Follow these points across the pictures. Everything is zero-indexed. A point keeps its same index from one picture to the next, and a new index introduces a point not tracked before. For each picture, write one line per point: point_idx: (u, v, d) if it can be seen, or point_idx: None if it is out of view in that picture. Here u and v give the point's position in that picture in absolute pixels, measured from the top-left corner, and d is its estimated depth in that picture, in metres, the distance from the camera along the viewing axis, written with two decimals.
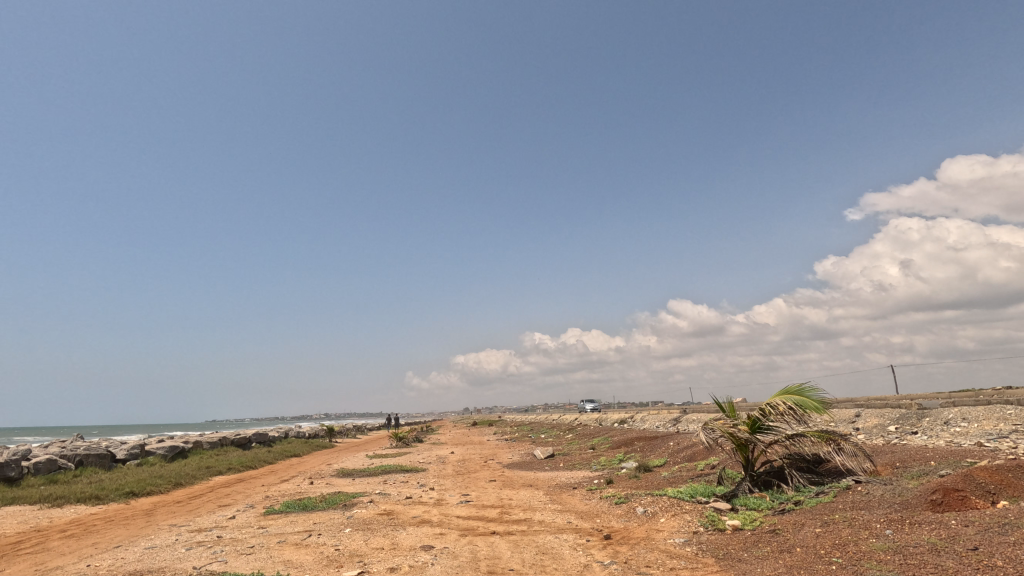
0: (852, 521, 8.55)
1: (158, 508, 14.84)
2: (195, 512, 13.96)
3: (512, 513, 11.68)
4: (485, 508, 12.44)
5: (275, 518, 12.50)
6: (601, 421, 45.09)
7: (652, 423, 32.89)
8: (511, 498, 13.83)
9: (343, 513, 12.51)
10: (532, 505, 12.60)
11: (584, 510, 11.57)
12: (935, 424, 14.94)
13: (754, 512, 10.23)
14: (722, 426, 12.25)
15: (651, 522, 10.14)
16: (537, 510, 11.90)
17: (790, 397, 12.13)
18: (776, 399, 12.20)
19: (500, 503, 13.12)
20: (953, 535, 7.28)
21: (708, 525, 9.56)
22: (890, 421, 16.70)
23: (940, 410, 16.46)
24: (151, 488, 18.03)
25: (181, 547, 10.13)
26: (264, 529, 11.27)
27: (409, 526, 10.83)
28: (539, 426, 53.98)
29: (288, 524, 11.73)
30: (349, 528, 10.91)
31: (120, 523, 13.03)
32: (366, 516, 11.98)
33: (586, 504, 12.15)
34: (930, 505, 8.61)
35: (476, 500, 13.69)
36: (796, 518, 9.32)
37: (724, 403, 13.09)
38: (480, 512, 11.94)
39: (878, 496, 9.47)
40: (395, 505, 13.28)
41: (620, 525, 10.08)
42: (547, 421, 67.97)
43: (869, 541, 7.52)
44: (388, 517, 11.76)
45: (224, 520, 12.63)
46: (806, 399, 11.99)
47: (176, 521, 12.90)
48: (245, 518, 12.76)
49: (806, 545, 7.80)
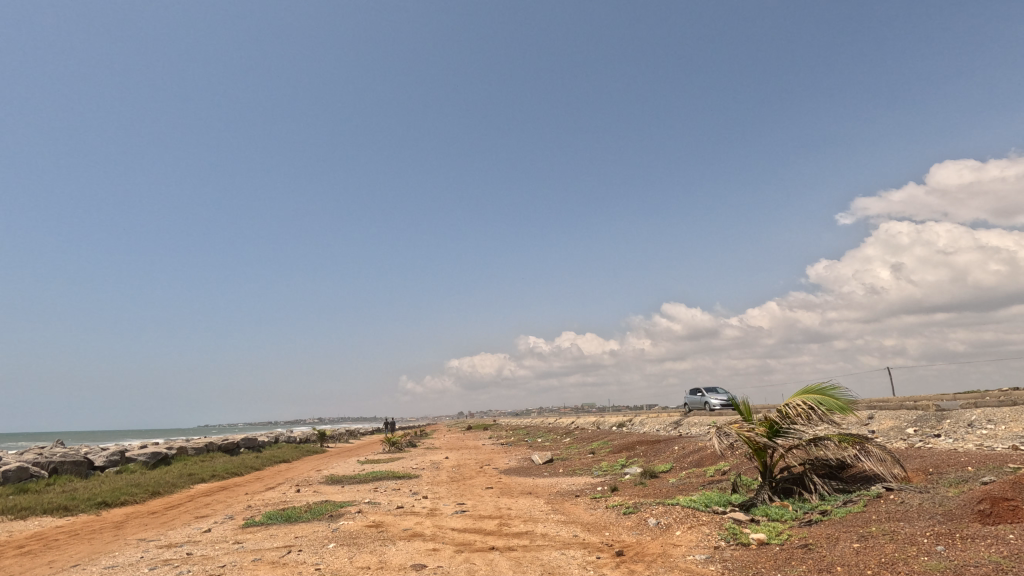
0: (893, 535, 7.66)
1: (130, 520, 13.78)
2: (168, 525, 12.93)
3: (512, 525, 10.73)
4: (482, 519, 11.48)
5: (253, 531, 11.51)
6: (599, 425, 44.13)
7: (654, 427, 31.73)
8: (509, 508, 12.84)
9: (328, 526, 11.52)
10: (533, 516, 11.66)
11: (591, 521, 10.63)
12: (958, 426, 14.09)
13: (778, 524, 9.33)
14: (739, 431, 11.32)
15: (666, 535, 9.22)
16: (539, 521, 10.96)
17: (810, 397, 11.31)
18: (794, 399, 11.42)
19: (498, 514, 12.16)
20: (1017, 553, 6.39)
21: (730, 539, 8.66)
22: (908, 424, 15.82)
23: (962, 411, 15.60)
24: (126, 498, 16.96)
25: (144, 566, 9.10)
26: (239, 545, 10.29)
27: (400, 540, 9.88)
28: (537, 431, 52.55)
29: (267, 538, 10.72)
30: (333, 543, 9.93)
31: (86, 537, 12.01)
32: (352, 529, 11.01)
33: (592, 515, 11.19)
34: (979, 517, 7.73)
35: (473, 510, 12.71)
36: (827, 531, 8.43)
37: (740, 404, 12.15)
38: (477, 524, 10.98)
39: (917, 505, 8.59)
40: (384, 516, 12.27)
41: (633, 539, 9.16)
42: (542, 424, 67.14)
43: (920, 560, 6.62)
44: (377, 530, 10.78)
45: (198, 534, 11.62)
46: (828, 399, 11.16)
47: (146, 535, 11.88)
48: (220, 532, 11.73)
49: (848, 564, 6.89)
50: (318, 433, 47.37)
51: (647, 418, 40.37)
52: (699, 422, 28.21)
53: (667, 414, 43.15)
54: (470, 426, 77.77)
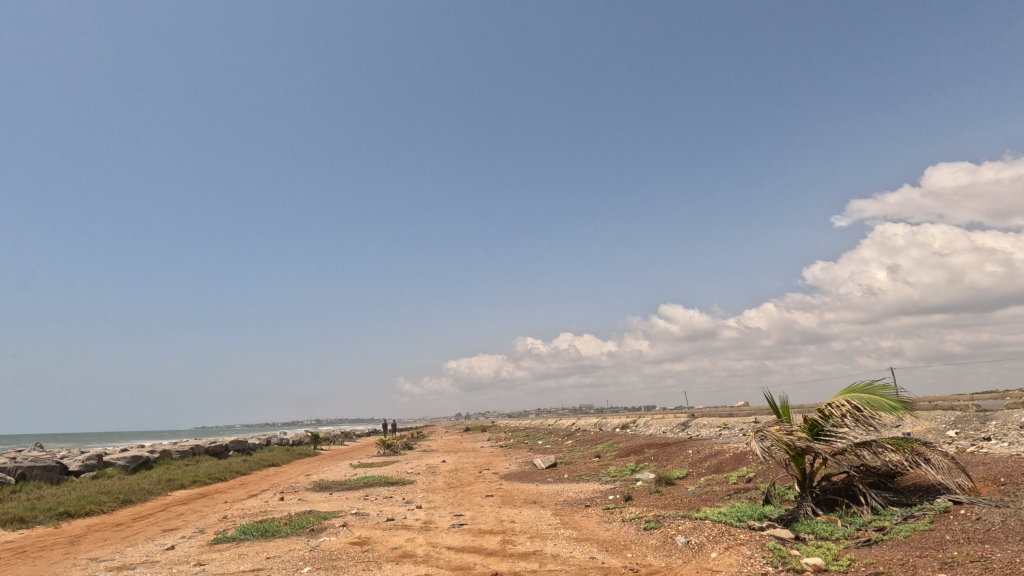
0: (986, 562, 6.28)
1: (88, 535, 12.34)
2: (130, 541, 11.56)
3: (518, 544, 9.32)
4: (482, 536, 10.08)
5: (220, 550, 10.05)
6: (601, 426, 42.78)
7: (659, 430, 30.21)
8: (513, 521, 11.40)
9: (306, 543, 10.11)
10: (540, 531, 10.24)
11: (608, 539, 9.22)
12: (1009, 428, 12.71)
13: (830, 544, 7.97)
14: (777, 432, 9.92)
15: (700, 559, 7.81)
16: (548, 539, 9.55)
17: (857, 395, 9.95)
18: (838, 398, 10.10)
19: (501, 528, 10.75)
20: None
21: (779, 563, 7.28)
22: (948, 425, 14.41)
23: (1009, 412, 14.20)
24: (92, 508, 15.51)
25: None
26: (200, 568, 8.87)
27: (387, 563, 8.47)
28: (537, 432, 51.30)
29: (233, 560, 9.26)
30: (308, 567, 8.50)
31: (31, 556, 10.58)
32: (333, 547, 9.58)
33: (608, 531, 9.77)
34: None
35: (471, 524, 11.28)
36: (898, 556, 7.07)
37: (776, 404, 10.79)
38: (476, 542, 9.56)
39: (1001, 524, 7.22)
40: (372, 530, 10.88)
41: (660, 563, 7.76)
42: (541, 425, 65.76)
43: None
44: (361, 550, 9.35)
45: (158, 552, 10.25)
46: (877, 398, 9.71)
47: (100, 553, 10.48)
48: (183, 550, 10.32)
49: None
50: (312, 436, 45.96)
51: (651, 419, 38.91)
52: (709, 424, 26.64)
53: (671, 415, 41.60)
54: (468, 428, 75.91)
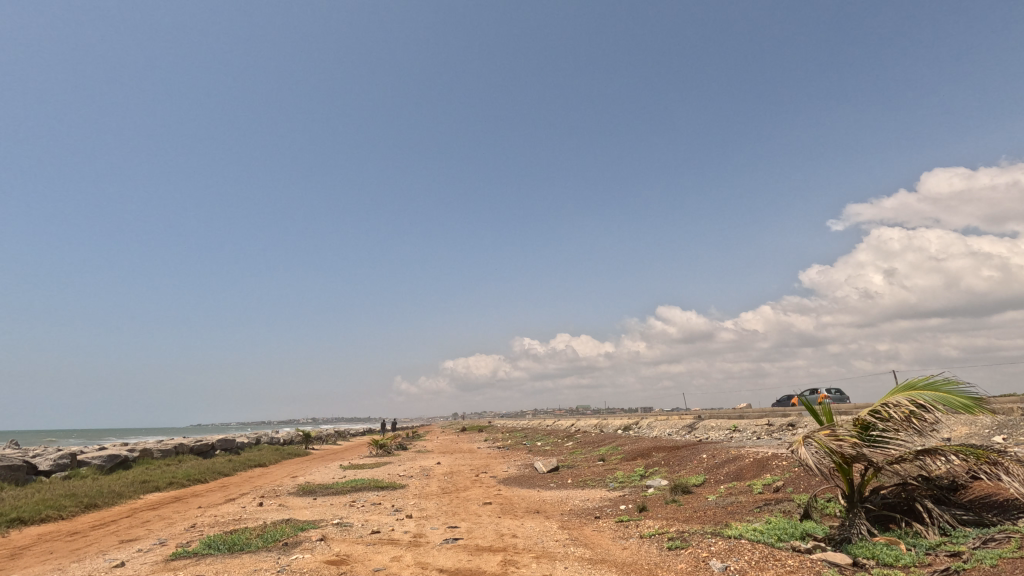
0: None
1: (35, 547, 10.91)
2: (79, 554, 10.18)
3: (522, 567, 7.92)
4: (480, 555, 8.69)
5: (176, 569, 8.64)
6: (601, 428, 41.41)
7: (664, 432, 28.92)
8: (515, 536, 10.01)
9: (276, 561, 8.73)
10: (547, 550, 8.83)
11: (628, 562, 7.84)
12: None
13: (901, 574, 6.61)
14: (822, 440, 8.51)
15: None
16: (557, 560, 8.17)
17: (920, 391, 8.64)
18: (896, 396, 8.81)
19: (501, 545, 9.37)
20: None
21: None
22: (994, 430, 13.09)
23: None
24: (49, 513, 14.09)
25: None
26: None
27: None
28: (535, 433, 49.97)
29: None
30: None
31: None
32: (306, 567, 8.19)
33: (627, 551, 8.40)
34: None
35: (467, 539, 9.91)
36: None
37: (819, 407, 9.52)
38: (473, 563, 8.17)
39: None
40: (353, 545, 9.51)
41: None
42: (537, 426, 64.37)
43: None
44: (337, 571, 7.95)
45: (101, 571, 8.81)
46: (945, 396, 8.38)
47: (37, 571, 9.08)
48: (133, 568, 8.92)
49: None
50: (303, 436, 44.61)
51: (654, 420, 37.58)
52: (718, 426, 25.27)
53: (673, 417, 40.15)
54: (465, 430, 74.32)
